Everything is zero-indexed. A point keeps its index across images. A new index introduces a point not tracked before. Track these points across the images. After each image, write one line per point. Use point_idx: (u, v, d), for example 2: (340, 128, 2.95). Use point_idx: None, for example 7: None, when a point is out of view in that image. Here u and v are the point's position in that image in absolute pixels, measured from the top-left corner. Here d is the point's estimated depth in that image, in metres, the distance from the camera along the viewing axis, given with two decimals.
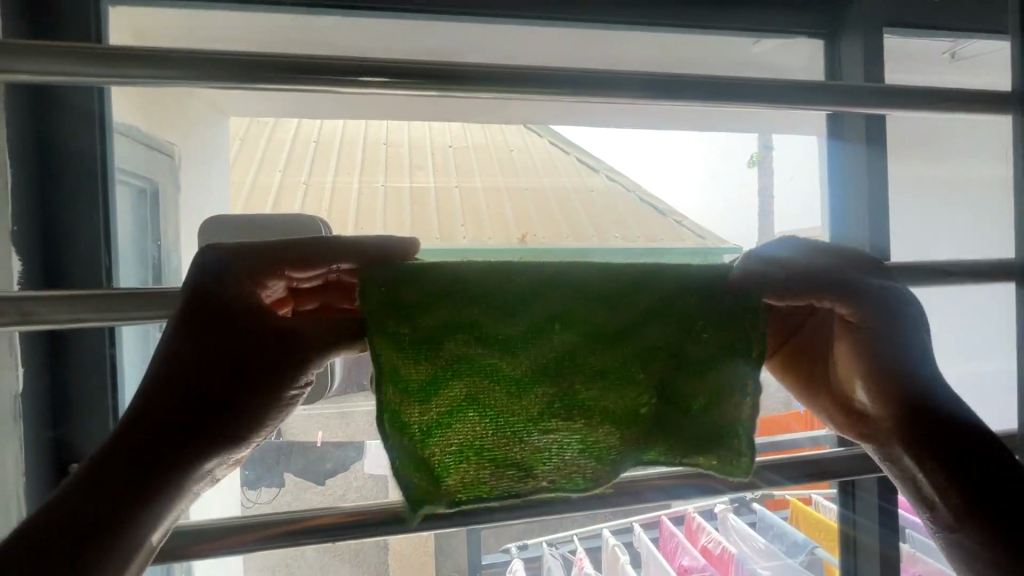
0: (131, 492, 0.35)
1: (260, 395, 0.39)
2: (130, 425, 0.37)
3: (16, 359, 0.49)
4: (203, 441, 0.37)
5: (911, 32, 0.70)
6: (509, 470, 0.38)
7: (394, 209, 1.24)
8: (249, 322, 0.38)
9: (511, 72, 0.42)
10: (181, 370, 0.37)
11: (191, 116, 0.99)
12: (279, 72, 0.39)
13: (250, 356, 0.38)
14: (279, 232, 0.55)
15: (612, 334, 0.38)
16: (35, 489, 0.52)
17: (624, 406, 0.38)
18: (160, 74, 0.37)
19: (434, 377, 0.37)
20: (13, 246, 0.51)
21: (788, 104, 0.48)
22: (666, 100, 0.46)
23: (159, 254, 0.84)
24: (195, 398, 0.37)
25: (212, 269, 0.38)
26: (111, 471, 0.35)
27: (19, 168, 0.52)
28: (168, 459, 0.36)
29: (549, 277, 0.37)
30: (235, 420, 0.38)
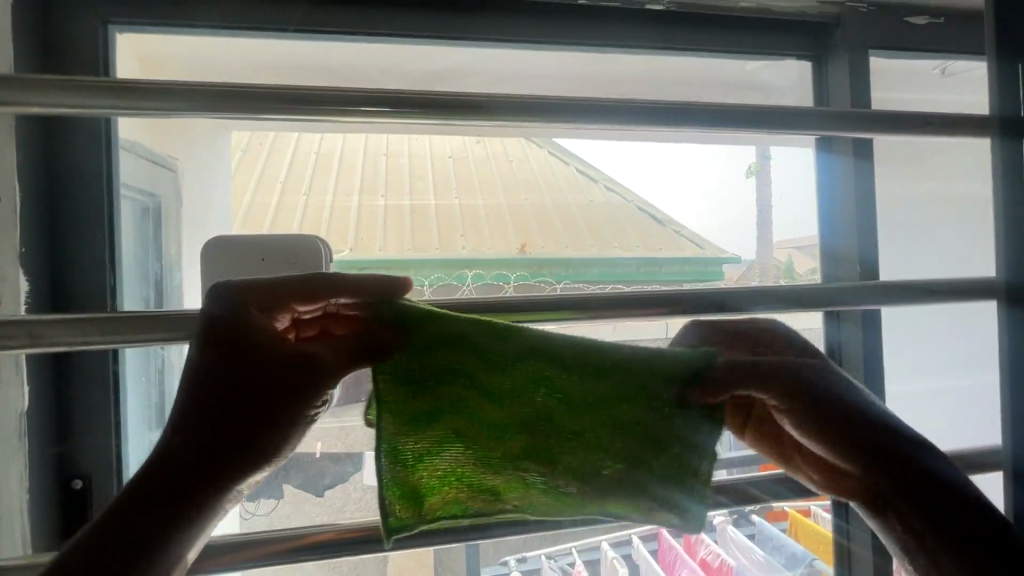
0: (160, 519, 0.39)
1: (274, 426, 0.41)
2: (157, 459, 0.39)
3: (22, 377, 0.51)
4: (224, 471, 0.40)
5: (900, 54, 0.72)
6: (483, 495, 0.43)
7: (393, 228, 1.26)
8: (261, 357, 0.40)
9: (507, 101, 0.44)
10: (202, 408, 0.40)
11: (194, 133, 1.01)
12: (279, 102, 0.40)
13: (263, 391, 0.40)
14: (282, 254, 0.55)
15: (590, 398, 0.40)
16: (38, 505, 0.53)
17: (594, 451, 0.41)
18: (164, 106, 0.39)
19: (429, 413, 0.41)
20: (20, 267, 0.52)
21: (773, 129, 0.49)
22: (660, 127, 0.47)
23: (160, 270, 0.85)
24: (216, 435, 0.40)
25: (226, 307, 0.41)
26: (142, 501, 0.39)
27: (30, 191, 0.54)
28: (193, 489, 0.39)
29: (537, 339, 0.39)
30: (251, 452, 0.41)
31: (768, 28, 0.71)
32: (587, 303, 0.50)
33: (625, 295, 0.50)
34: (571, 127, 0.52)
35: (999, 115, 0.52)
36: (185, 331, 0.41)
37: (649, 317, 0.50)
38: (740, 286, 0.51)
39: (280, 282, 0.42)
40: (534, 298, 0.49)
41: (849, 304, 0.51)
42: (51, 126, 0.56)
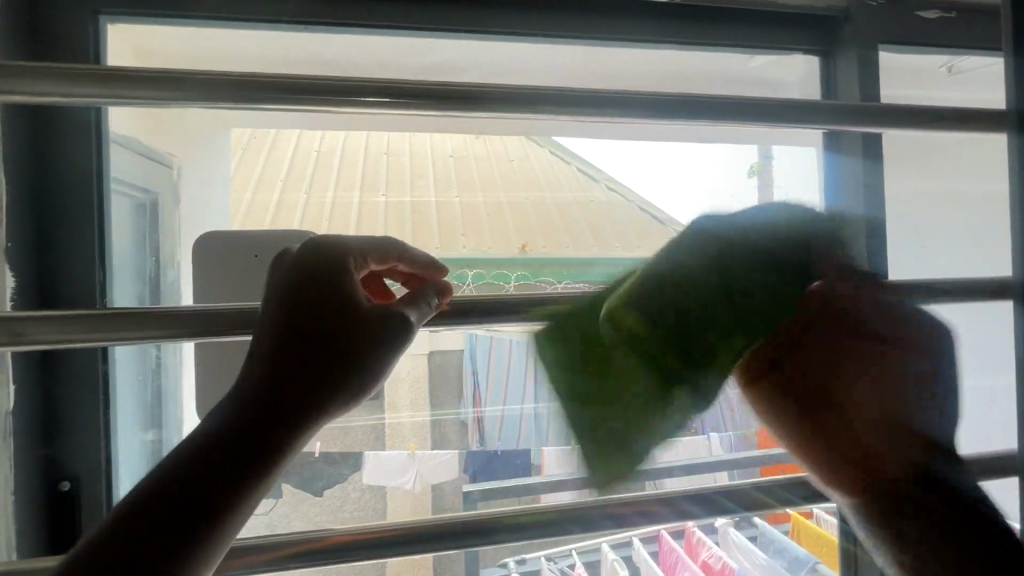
0: (190, 512, 0.37)
1: (306, 415, 0.41)
2: (196, 443, 0.39)
3: (6, 376, 0.50)
4: (257, 460, 0.38)
5: (908, 49, 0.70)
6: (666, 407, 0.52)
7: (395, 225, 1.27)
8: (317, 329, 0.42)
9: (506, 92, 0.42)
10: (242, 395, 0.40)
11: (193, 129, 0.99)
12: (267, 91, 0.39)
13: (303, 373, 0.41)
14: (277, 249, 0.53)
15: (713, 296, 0.51)
16: (24, 506, 0.52)
17: (739, 335, 0.54)
18: (140, 95, 0.37)
19: (620, 340, 0.51)
20: (5, 264, 0.51)
21: (781, 123, 0.48)
22: (663, 120, 0.46)
23: (156, 265, 0.84)
24: (252, 422, 0.39)
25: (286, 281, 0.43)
26: (174, 490, 0.37)
27: (14, 186, 0.53)
28: (225, 480, 0.38)
29: (673, 259, 0.52)
30: (284, 443, 0.39)
31: (774, 23, 0.70)
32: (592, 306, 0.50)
33: None
34: (574, 120, 0.50)
35: (1013, 110, 0.50)
36: (185, 329, 0.39)
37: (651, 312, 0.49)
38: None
39: (359, 245, 0.46)
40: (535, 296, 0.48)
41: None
42: (38, 120, 0.55)
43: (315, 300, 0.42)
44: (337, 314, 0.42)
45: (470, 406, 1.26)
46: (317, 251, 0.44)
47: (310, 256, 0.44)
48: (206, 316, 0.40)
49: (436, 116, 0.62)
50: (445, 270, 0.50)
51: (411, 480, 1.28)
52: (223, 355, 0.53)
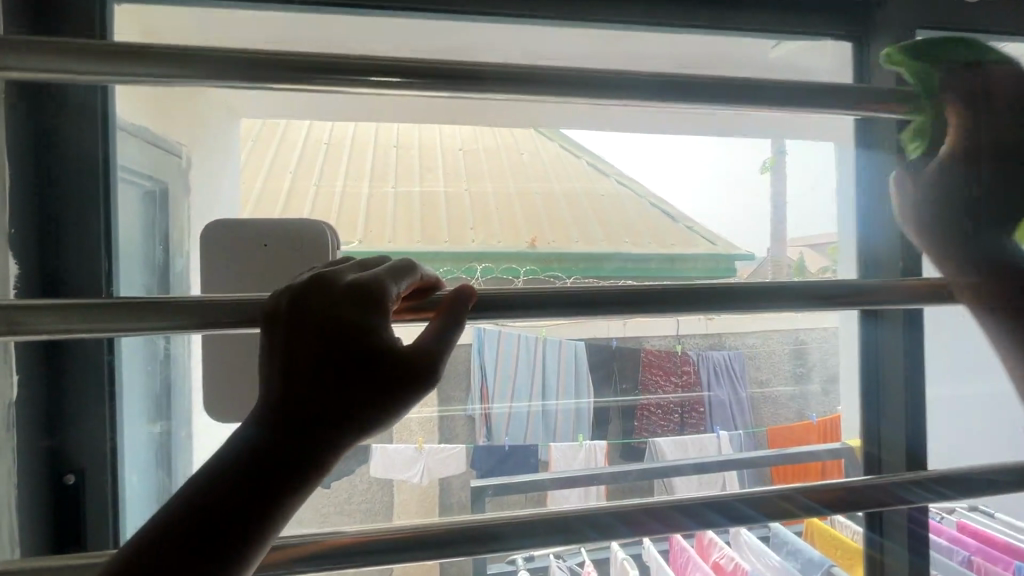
0: (202, 552, 0.30)
1: (336, 432, 0.33)
2: (215, 465, 0.32)
3: (10, 365, 0.48)
4: (279, 487, 0.31)
5: (942, 36, 0.67)
6: None
7: (404, 223, 1.29)
8: (347, 325, 0.34)
9: (523, 73, 0.40)
10: (264, 409, 0.33)
11: (204, 115, 0.98)
12: (279, 69, 0.36)
13: (332, 376, 0.33)
14: (290, 238, 0.51)
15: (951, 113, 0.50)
16: (27, 500, 0.50)
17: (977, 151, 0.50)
18: (143, 73, 0.35)
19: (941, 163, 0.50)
20: (8, 249, 0.50)
21: (818, 108, 0.45)
22: (694, 106, 0.44)
23: (166, 255, 0.83)
24: (274, 436, 0.32)
25: (316, 279, 0.36)
26: (188, 521, 0.30)
27: (16, 169, 0.51)
28: (244, 509, 0.31)
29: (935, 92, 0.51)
30: (311, 465, 0.32)
31: (802, 6, 0.67)
32: (604, 299, 0.40)
33: (658, 288, 0.41)
34: (593, 105, 0.48)
35: None
36: (187, 320, 0.35)
37: (684, 308, 0.42)
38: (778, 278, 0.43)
39: (383, 269, 0.37)
40: (535, 288, 0.40)
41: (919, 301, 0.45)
42: (41, 102, 0.53)
43: (342, 300, 0.35)
44: (368, 320, 0.34)
45: (478, 403, 1.40)
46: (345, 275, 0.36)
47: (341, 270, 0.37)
48: (211, 305, 0.35)
49: (444, 97, 0.59)
50: (477, 289, 0.39)
51: (419, 474, 1.32)
52: (231, 349, 0.51)
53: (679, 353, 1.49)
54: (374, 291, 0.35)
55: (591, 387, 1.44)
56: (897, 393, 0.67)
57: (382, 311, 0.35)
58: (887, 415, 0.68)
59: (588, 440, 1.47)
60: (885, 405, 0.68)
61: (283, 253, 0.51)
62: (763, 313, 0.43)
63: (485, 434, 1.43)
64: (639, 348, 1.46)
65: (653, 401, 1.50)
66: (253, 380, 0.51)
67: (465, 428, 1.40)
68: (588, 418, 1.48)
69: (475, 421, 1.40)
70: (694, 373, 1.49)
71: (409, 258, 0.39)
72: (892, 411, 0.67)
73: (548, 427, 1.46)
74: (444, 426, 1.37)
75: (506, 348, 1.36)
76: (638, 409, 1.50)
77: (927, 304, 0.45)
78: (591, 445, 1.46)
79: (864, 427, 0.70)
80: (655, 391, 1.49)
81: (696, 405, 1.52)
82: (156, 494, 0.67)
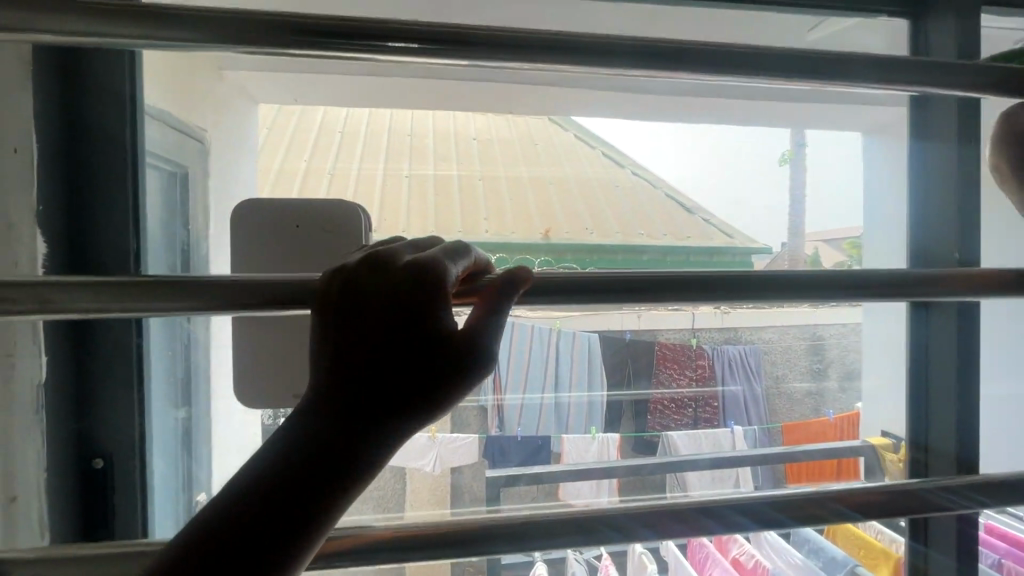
0: (255, 546, 0.28)
1: (383, 426, 0.31)
2: (265, 457, 0.31)
3: (39, 348, 0.47)
4: (325, 485, 0.30)
5: (1011, 10, 0.62)
6: None
7: (418, 205, 1.27)
8: (401, 310, 0.32)
9: (571, 40, 0.36)
10: (308, 404, 0.32)
11: (221, 98, 0.96)
12: (311, 35, 0.33)
13: (386, 364, 0.32)
14: (320, 220, 0.50)
15: None
16: (59, 482, 0.50)
17: None
18: (167, 38, 0.33)
19: None
20: (39, 228, 0.48)
21: (899, 87, 0.39)
22: (742, 78, 0.38)
23: (187, 239, 0.82)
24: (327, 427, 0.31)
25: (367, 260, 0.34)
26: (239, 514, 0.29)
27: (48, 147, 0.49)
28: (296, 503, 0.29)
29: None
30: (357, 461, 0.30)
31: None
32: (654, 291, 0.38)
33: (709, 279, 0.39)
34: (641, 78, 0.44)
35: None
36: (219, 301, 0.33)
37: (723, 296, 0.39)
38: (830, 270, 0.40)
39: (437, 249, 0.34)
40: (580, 276, 0.37)
41: (979, 295, 0.41)
42: (65, 78, 0.51)
43: (388, 286, 0.33)
44: (414, 308, 0.32)
45: (491, 393, 1.35)
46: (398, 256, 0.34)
47: (391, 250, 0.34)
48: (246, 286, 0.33)
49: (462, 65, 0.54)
50: (530, 276, 0.36)
51: (432, 462, 1.34)
52: (261, 333, 0.49)
53: (695, 347, 1.45)
54: (421, 274, 0.32)
55: (603, 378, 1.40)
56: (946, 395, 0.65)
57: (429, 297, 0.32)
58: (937, 417, 0.65)
59: (601, 432, 1.43)
60: (933, 404, 0.66)
61: (308, 235, 0.49)
62: (796, 302, 0.40)
63: (498, 424, 1.39)
64: (654, 342, 1.43)
65: (666, 395, 1.47)
66: (284, 366, 0.49)
67: (478, 419, 1.38)
68: (601, 410, 1.44)
69: (487, 411, 1.38)
70: (709, 367, 1.46)
71: (462, 239, 0.36)
72: (940, 412, 0.65)
73: (560, 419, 1.43)
74: (456, 416, 1.36)
75: (520, 340, 1.28)
76: (650, 404, 1.48)
77: (985, 299, 0.41)
78: (605, 438, 1.42)
79: (910, 431, 0.68)
80: (668, 385, 1.47)
81: (711, 399, 1.49)
82: (179, 481, 0.67)
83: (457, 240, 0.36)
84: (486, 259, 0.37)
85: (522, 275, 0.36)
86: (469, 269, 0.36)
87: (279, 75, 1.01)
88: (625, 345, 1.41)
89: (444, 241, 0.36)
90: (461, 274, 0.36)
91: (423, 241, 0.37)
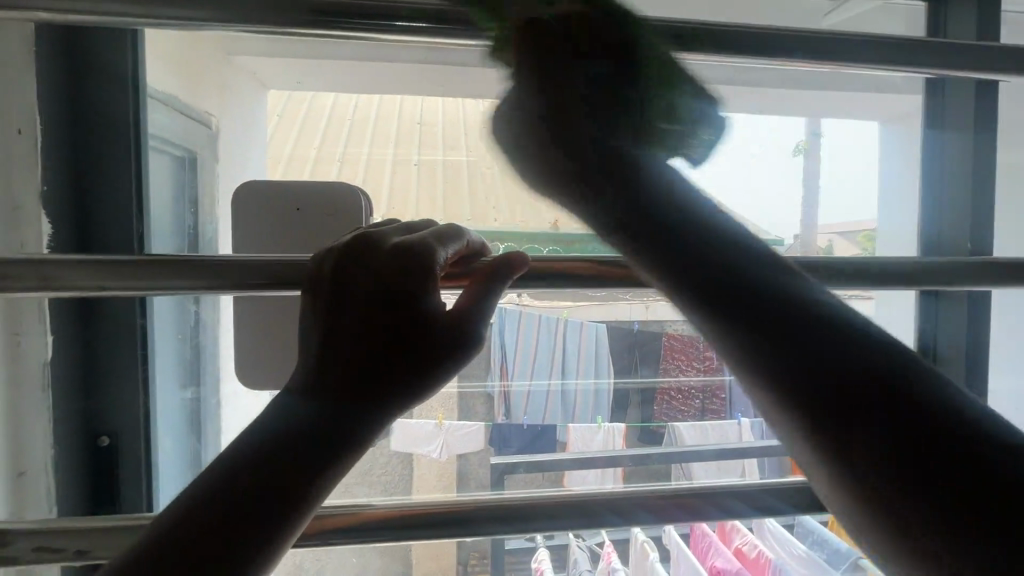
0: (250, 515, 0.29)
1: (375, 405, 0.32)
2: (261, 430, 0.31)
3: (45, 325, 0.48)
4: (319, 457, 0.30)
5: None
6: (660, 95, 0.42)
7: (426, 191, 1.27)
8: (394, 288, 0.32)
9: None
10: (302, 382, 0.32)
11: (227, 83, 0.96)
12: (310, 15, 0.33)
13: (380, 341, 0.32)
14: (325, 205, 0.50)
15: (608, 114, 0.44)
16: (66, 458, 0.51)
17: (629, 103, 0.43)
18: (169, 15, 0.33)
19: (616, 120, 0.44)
20: (44, 208, 0.49)
21: (909, 69, 0.38)
22: (744, 60, 0.38)
23: (196, 223, 0.82)
24: (321, 400, 0.31)
25: (361, 240, 0.34)
26: (235, 484, 0.30)
27: (53, 128, 0.50)
28: (289, 474, 0.30)
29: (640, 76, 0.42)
30: (349, 438, 0.31)
31: None
32: None
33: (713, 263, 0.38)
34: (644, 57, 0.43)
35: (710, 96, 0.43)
36: (216, 280, 0.33)
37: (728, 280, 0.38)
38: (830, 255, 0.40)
39: (431, 232, 0.34)
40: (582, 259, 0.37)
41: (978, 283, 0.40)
42: (69, 60, 0.51)
43: (384, 266, 0.33)
44: (408, 290, 0.32)
45: (497, 380, 1.34)
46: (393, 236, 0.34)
47: (386, 232, 0.35)
48: (241, 265, 0.33)
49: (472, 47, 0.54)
50: (528, 259, 0.36)
51: (437, 450, 1.35)
52: (270, 315, 0.50)
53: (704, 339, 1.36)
54: (415, 258, 0.32)
55: (609, 365, 1.40)
56: None
57: (421, 280, 0.32)
58: None
59: (607, 421, 1.44)
60: None
61: (311, 219, 0.49)
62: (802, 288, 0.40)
63: (504, 412, 1.40)
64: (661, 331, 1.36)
65: (672, 385, 1.40)
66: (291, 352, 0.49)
67: (485, 405, 1.36)
68: (607, 398, 1.43)
69: (494, 399, 1.37)
70: None
71: (457, 222, 0.36)
72: None
73: (566, 409, 1.42)
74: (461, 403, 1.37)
75: (527, 328, 1.28)
76: (657, 393, 1.44)
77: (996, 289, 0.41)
78: (609, 427, 1.42)
79: None
80: (675, 374, 1.39)
81: (718, 391, 1.39)
82: (186, 461, 0.68)
83: (451, 223, 0.36)
84: (481, 243, 0.37)
85: (519, 258, 0.35)
86: (463, 252, 0.36)
87: (284, 59, 1.00)
88: (632, 335, 1.38)
89: (440, 225, 0.36)
90: (455, 256, 0.35)
91: (418, 223, 0.37)
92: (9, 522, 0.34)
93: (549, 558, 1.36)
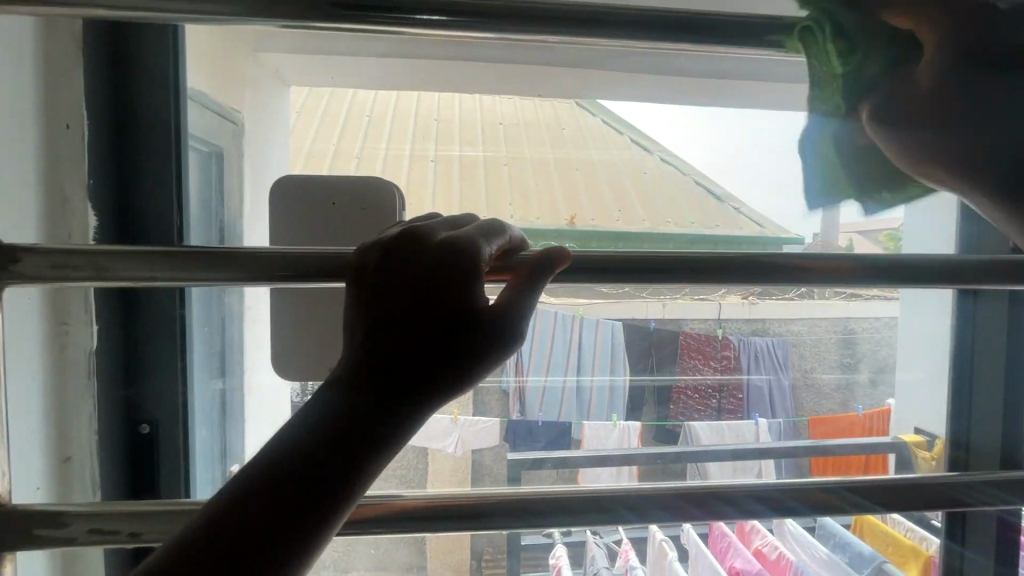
0: (291, 509, 0.29)
1: (413, 400, 0.32)
2: (304, 423, 0.32)
3: (92, 316, 0.49)
4: (358, 454, 0.31)
5: None
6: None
7: (443, 188, 1.26)
8: (437, 285, 0.32)
9: (594, 9, 0.35)
10: (341, 378, 0.32)
11: (250, 79, 0.97)
12: (328, 8, 0.33)
13: (420, 339, 0.32)
14: (357, 196, 0.50)
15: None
16: (108, 444, 0.53)
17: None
18: (194, 9, 0.33)
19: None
20: (88, 201, 0.50)
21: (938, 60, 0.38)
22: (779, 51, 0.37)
23: (222, 217, 0.84)
24: (362, 397, 0.31)
25: (404, 235, 0.34)
26: (277, 476, 0.30)
27: (94, 122, 0.51)
28: (330, 469, 0.30)
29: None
30: (385, 435, 0.31)
31: None
32: (681, 266, 0.37)
33: (741, 257, 0.38)
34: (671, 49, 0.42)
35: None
36: (260, 272, 0.34)
37: (753, 275, 0.38)
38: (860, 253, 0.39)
39: (472, 229, 0.35)
40: (606, 254, 0.37)
41: (995, 283, 0.40)
42: (109, 55, 0.52)
43: (427, 263, 0.33)
44: (450, 287, 0.32)
45: (512, 375, 1.34)
46: (436, 232, 0.34)
47: (429, 228, 0.35)
48: (286, 257, 0.34)
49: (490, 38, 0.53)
50: (569, 257, 0.36)
51: (453, 444, 1.37)
52: (300, 305, 0.51)
53: (720, 337, 1.43)
54: (460, 255, 0.33)
55: (627, 365, 1.39)
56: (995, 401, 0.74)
57: (464, 278, 0.32)
58: (979, 417, 0.76)
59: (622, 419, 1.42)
60: (980, 397, 0.76)
61: (344, 212, 0.50)
62: (826, 287, 0.39)
63: (519, 408, 1.39)
64: (678, 330, 1.40)
65: (690, 383, 1.43)
66: (324, 341, 0.50)
67: (499, 403, 1.38)
68: (623, 395, 1.41)
69: (509, 395, 1.37)
70: (734, 357, 1.44)
71: (497, 218, 0.36)
72: (982, 415, 0.76)
73: (581, 406, 1.42)
74: (477, 399, 1.37)
75: (543, 324, 1.28)
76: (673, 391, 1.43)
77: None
78: (626, 425, 1.42)
79: (954, 428, 0.79)
80: (694, 373, 1.43)
81: (734, 390, 1.47)
82: (217, 450, 0.69)
83: (491, 219, 0.36)
84: (522, 240, 0.37)
85: (559, 257, 0.35)
86: (504, 249, 0.36)
87: (305, 54, 1.01)
88: (649, 332, 1.38)
89: (481, 221, 0.36)
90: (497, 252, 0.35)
91: (457, 218, 0.37)
92: (60, 503, 0.35)
93: (566, 554, 1.36)
